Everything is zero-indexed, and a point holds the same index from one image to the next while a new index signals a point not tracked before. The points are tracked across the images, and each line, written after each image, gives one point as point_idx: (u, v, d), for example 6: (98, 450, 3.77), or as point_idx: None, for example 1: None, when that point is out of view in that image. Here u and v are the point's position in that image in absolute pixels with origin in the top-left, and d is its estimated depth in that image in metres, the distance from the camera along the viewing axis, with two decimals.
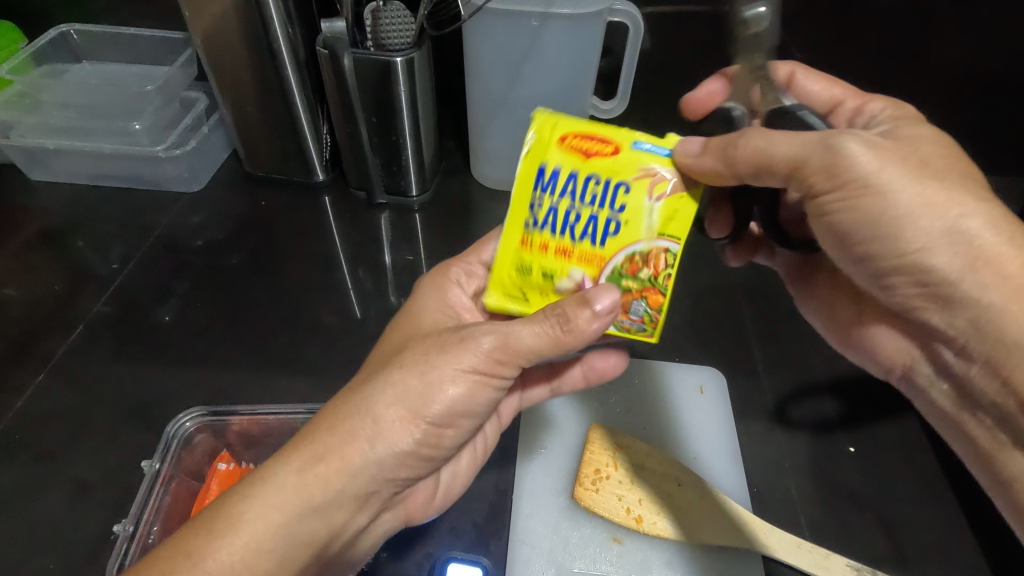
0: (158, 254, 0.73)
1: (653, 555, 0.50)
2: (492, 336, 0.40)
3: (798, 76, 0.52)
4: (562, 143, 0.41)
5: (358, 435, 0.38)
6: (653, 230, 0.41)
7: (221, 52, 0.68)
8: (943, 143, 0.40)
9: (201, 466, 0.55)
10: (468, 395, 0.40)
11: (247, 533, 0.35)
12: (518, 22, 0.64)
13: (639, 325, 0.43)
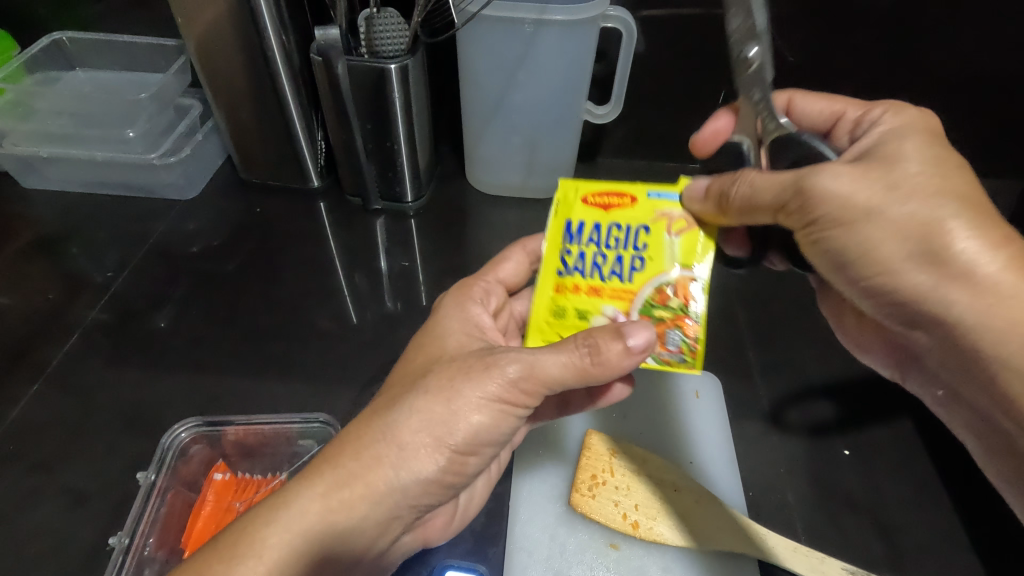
0: (153, 261, 0.73)
1: (650, 560, 0.50)
2: (518, 361, 0.39)
3: (797, 101, 0.53)
4: (582, 201, 0.46)
5: (385, 462, 0.38)
6: (676, 263, 0.45)
7: (215, 59, 0.68)
8: (929, 159, 0.39)
9: (198, 477, 0.55)
10: (494, 422, 0.40)
11: (269, 562, 0.35)
12: (512, 28, 0.64)
13: (679, 355, 0.44)
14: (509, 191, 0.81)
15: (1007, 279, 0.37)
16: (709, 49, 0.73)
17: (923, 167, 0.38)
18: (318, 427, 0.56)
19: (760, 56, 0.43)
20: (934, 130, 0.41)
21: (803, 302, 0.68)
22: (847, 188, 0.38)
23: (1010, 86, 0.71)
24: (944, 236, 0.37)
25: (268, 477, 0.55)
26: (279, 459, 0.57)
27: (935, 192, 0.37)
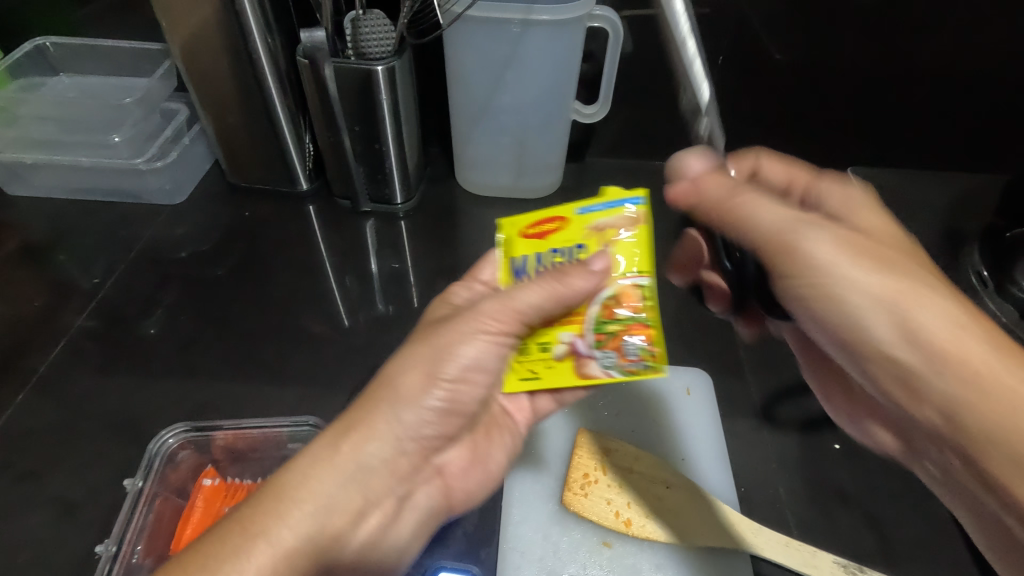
0: (141, 267, 0.73)
1: (643, 558, 0.50)
2: (496, 298, 0.44)
3: (761, 167, 0.54)
4: (521, 236, 0.50)
5: (391, 401, 0.41)
6: (614, 273, 0.45)
7: (200, 62, 0.67)
8: (881, 227, 0.43)
9: (186, 482, 0.55)
10: (485, 354, 0.44)
11: (301, 501, 0.37)
12: (499, 29, 0.64)
13: (639, 364, 0.43)
14: (499, 193, 0.81)
15: (995, 362, 0.35)
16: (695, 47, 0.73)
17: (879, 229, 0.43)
18: (308, 430, 0.56)
19: (711, 129, 0.52)
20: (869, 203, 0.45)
21: None
22: (821, 242, 0.40)
23: (992, 81, 0.71)
24: (934, 302, 0.37)
25: (259, 481, 0.55)
26: (268, 463, 0.56)
27: (896, 254, 0.40)
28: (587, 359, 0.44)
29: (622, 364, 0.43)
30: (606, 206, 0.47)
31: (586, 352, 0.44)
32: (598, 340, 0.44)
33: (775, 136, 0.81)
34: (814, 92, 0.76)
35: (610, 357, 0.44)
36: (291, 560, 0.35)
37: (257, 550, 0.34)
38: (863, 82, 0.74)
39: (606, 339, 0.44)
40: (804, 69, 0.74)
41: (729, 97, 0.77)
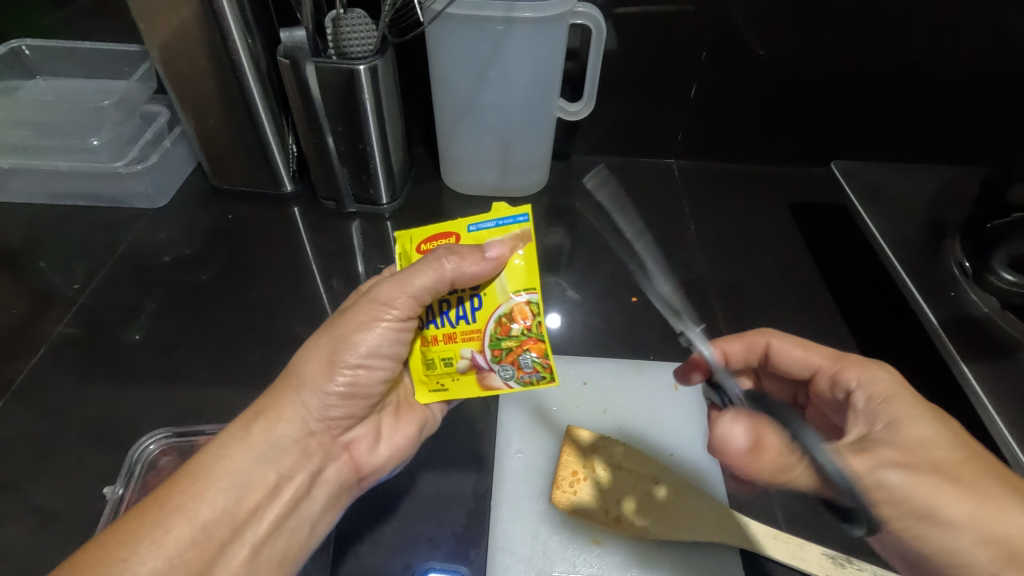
0: (123, 272, 0.72)
1: (634, 555, 0.50)
2: (392, 283, 0.43)
3: (775, 346, 0.51)
4: (419, 251, 0.47)
5: (290, 388, 0.43)
6: (505, 292, 0.45)
7: (180, 64, 0.66)
8: (935, 486, 0.36)
9: None
10: (382, 342, 0.44)
11: (215, 480, 0.39)
12: (482, 27, 0.64)
13: (533, 373, 0.45)
14: (485, 192, 0.81)
15: None
16: (678, 43, 0.73)
17: (956, 459, 0.38)
18: None
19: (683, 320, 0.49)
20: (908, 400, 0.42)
21: (776, 291, 0.69)
22: (951, 503, 0.36)
23: (972, 74, 0.72)
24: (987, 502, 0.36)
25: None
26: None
27: (1001, 494, 0.36)
28: (489, 371, 0.46)
29: (520, 376, 0.45)
30: (497, 224, 0.45)
31: (486, 365, 0.45)
32: (495, 354, 0.45)
33: (759, 132, 0.82)
34: (796, 87, 0.76)
35: (507, 369, 0.45)
36: (204, 531, 0.37)
37: (172, 522, 0.37)
38: (845, 78, 0.74)
39: (502, 353, 0.45)
40: (786, 65, 0.74)
41: (712, 94, 0.78)
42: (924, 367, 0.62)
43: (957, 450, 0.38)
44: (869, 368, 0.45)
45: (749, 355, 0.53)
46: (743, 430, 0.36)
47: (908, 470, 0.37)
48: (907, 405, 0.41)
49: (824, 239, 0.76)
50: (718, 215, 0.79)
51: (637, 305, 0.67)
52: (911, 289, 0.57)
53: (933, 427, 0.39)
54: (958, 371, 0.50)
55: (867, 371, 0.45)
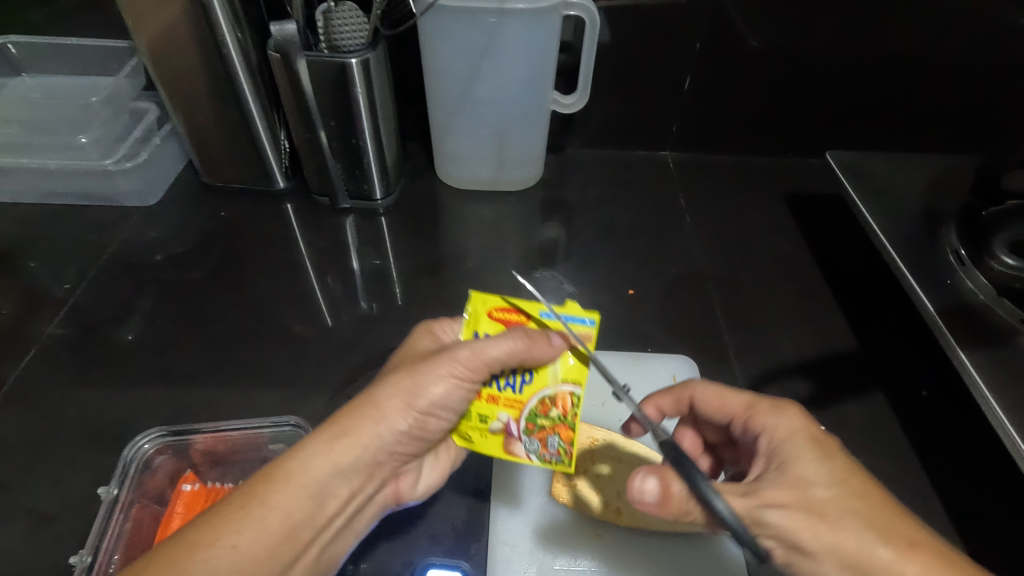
0: (114, 272, 0.71)
1: (633, 547, 0.49)
2: (466, 348, 0.41)
3: (698, 399, 0.47)
4: (485, 316, 0.46)
5: (377, 416, 0.40)
6: (558, 375, 0.44)
7: (169, 60, 0.66)
8: (804, 521, 0.34)
9: (164, 490, 0.53)
10: (453, 396, 0.41)
11: (299, 487, 0.37)
12: (475, 19, 0.63)
13: (555, 456, 0.44)
14: (480, 185, 0.80)
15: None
16: (671, 34, 0.73)
17: (833, 494, 0.35)
18: (290, 430, 0.54)
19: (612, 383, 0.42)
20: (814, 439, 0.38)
21: (773, 283, 0.69)
22: (815, 540, 0.34)
23: (965, 62, 0.72)
24: (850, 531, 0.33)
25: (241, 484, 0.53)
26: (249, 465, 0.55)
27: (863, 528, 0.33)
28: (515, 441, 0.44)
29: (542, 454, 0.44)
30: (567, 317, 0.45)
31: (516, 435, 0.44)
32: (528, 426, 0.44)
33: (753, 123, 0.82)
34: (790, 78, 0.76)
35: (532, 445, 0.44)
36: (285, 547, 0.36)
37: (260, 534, 0.35)
38: (838, 68, 0.74)
39: (534, 429, 0.44)
40: (780, 55, 0.74)
41: (705, 84, 0.78)
42: (918, 354, 0.62)
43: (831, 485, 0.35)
44: (780, 414, 0.41)
45: (677, 406, 0.49)
46: (649, 482, 0.38)
47: (786, 506, 0.35)
48: (797, 445, 0.38)
49: (820, 230, 0.76)
50: (714, 206, 0.79)
51: (634, 298, 0.67)
52: (908, 279, 0.57)
53: (816, 462, 0.36)
54: (956, 359, 0.50)
55: (777, 416, 0.40)
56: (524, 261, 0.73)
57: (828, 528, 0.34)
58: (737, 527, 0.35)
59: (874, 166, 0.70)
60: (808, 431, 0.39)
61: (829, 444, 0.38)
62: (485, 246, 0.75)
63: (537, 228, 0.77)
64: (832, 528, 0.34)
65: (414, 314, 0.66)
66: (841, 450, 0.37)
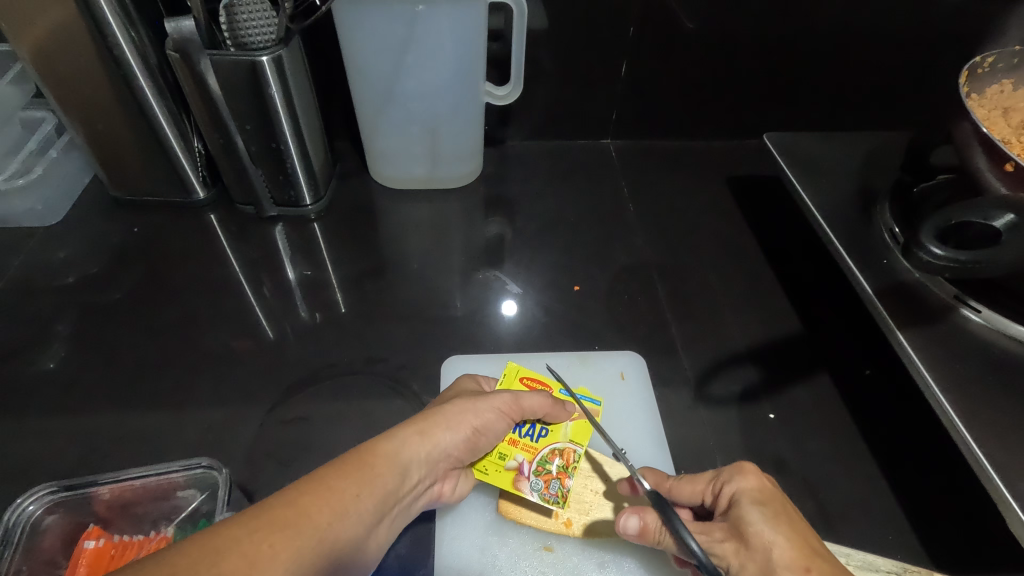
0: (16, 298, 0.64)
1: (586, 558, 0.47)
2: (509, 393, 0.47)
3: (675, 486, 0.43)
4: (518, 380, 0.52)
5: (450, 421, 0.43)
6: (569, 433, 0.50)
7: (56, 65, 0.59)
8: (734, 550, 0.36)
9: (59, 553, 0.45)
10: (498, 424, 0.46)
11: (393, 463, 0.39)
12: (395, 10, 0.59)
13: (554, 496, 0.47)
14: (418, 183, 0.77)
15: None
16: (604, 18, 0.70)
17: (760, 527, 0.36)
18: (201, 473, 0.47)
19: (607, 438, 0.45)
20: (761, 498, 0.37)
21: (718, 269, 0.68)
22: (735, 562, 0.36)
23: (891, 39, 0.72)
24: (761, 558, 0.34)
25: (152, 534, 0.47)
26: (158, 514, 0.48)
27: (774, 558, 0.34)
28: (524, 478, 0.48)
29: (544, 493, 0.47)
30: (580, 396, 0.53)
31: (525, 472, 0.48)
32: (538, 468, 0.48)
33: (691, 107, 0.81)
34: (725, 60, 0.75)
35: (536, 483, 0.47)
36: (379, 515, 0.37)
37: (370, 495, 0.36)
38: (772, 48, 0.74)
39: (542, 470, 0.48)
40: (714, 37, 0.72)
41: (641, 70, 0.76)
42: (861, 338, 0.62)
43: (755, 525, 0.36)
44: (737, 474, 0.39)
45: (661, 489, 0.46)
46: (631, 520, 0.40)
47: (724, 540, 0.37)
48: (743, 497, 0.38)
49: (761, 213, 0.76)
50: (657, 193, 0.78)
51: (581, 293, 0.66)
52: (845, 260, 0.57)
53: (753, 506, 0.37)
54: (895, 340, 0.51)
55: (734, 477, 0.39)
56: (467, 261, 0.70)
57: (751, 553, 0.35)
58: (703, 558, 0.36)
59: (809, 146, 0.70)
60: (764, 489, 0.38)
61: (780, 501, 0.38)
62: (427, 247, 0.71)
63: (480, 225, 0.74)
64: (754, 551, 0.35)
65: (354, 322, 0.63)
66: (784, 501, 0.37)
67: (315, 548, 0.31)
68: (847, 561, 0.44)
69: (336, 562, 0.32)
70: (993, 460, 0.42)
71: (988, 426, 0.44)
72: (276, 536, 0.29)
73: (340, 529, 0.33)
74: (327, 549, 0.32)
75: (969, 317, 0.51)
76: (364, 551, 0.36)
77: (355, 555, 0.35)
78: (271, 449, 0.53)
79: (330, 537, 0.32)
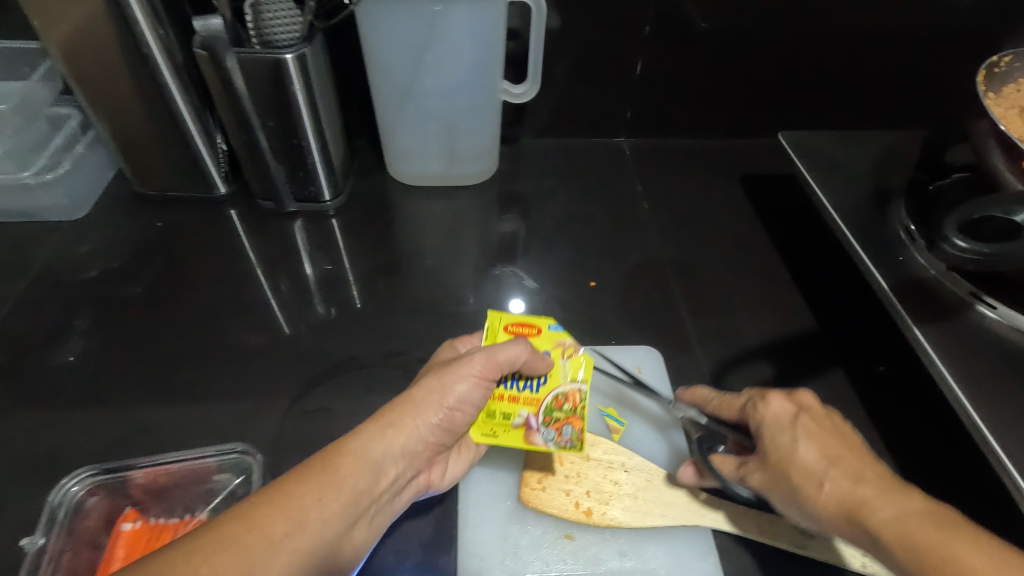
0: (42, 292, 0.66)
1: (607, 547, 0.47)
2: (480, 353, 0.46)
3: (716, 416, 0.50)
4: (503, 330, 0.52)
5: (419, 409, 0.43)
6: (568, 377, 0.50)
7: (84, 62, 0.61)
8: (764, 473, 0.43)
9: (99, 533, 0.50)
10: (474, 393, 0.45)
11: (359, 460, 0.39)
12: (415, 9, 0.61)
13: (569, 441, 0.47)
14: (434, 180, 0.78)
15: (838, 507, 0.38)
16: (619, 18, 0.71)
17: (783, 452, 0.42)
18: (235, 457, 0.52)
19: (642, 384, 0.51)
20: (784, 424, 0.43)
21: (731, 267, 0.69)
22: (765, 480, 0.42)
23: (903, 39, 0.73)
24: (786, 476, 0.41)
25: (186, 517, 0.52)
26: (193, 498, 0.52)
27: (795, 476, 0.40)
28: (534, 432, 0.47)
29: (559, 441, 0.47)
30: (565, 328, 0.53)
31: (535, 426, 0.48)
32: (546, 419, 0.48)
33: (705, 106, 0.81)
34: (739, 59, 0.76)
35: (549, 434, 0.47)
36: (351, 516, 0.38)
37: (337, 497, 0.37)
38: (785, 48, 0.75)
39: (551, 420, 0.48)
40: (727, 37, 0.73)
41: (656, 69, 0.77)
42: (876, 335, 0.62)
43: (782, 452, 0.42)
44: (763, 407, 0.45)
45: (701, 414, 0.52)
46: (688, 471, 0.48)
47: (755, 465, 0.43)
48: (770, 426, 0.43)
49: (774, 211, 0.76)
50: (671, 192, 0.79)
51: (596, 289, 0.67)
52: (860, 256, 0.57)
53: (779, 433, 0.43)
54: (911, 336, 0.51)
55: (762, 409, 0.45)
56: (482, 257, 0.71)
57: (778, 474, 0.41)
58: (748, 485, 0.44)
59: (824, 145, 0.70)
60: (793, 415, 0.43)
61: (801, 423, 0.42)
62: (443, 243, 0.72)
63: (495, 221, 0.75)
64: (779, 473, 0.41)
65: (371, 316, 0.64)
66: (805, 421, 0.43)
67: (269, 560, 0.32)
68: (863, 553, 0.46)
69: (303, 567, 0.34)
70: (1008, 452, 0.43)
71: (1002, 419, 0.45)
72: (217, 555, 0.31)
73: (299, 538, 0.34)
74: (285, 560, 0.33)
75: (984, 313, 0.52)
76: (342, 553, 0.38)
77: (331, 556, 0.37)
78: (293, 440, 0.54)
79: (286, 547, 0.33)
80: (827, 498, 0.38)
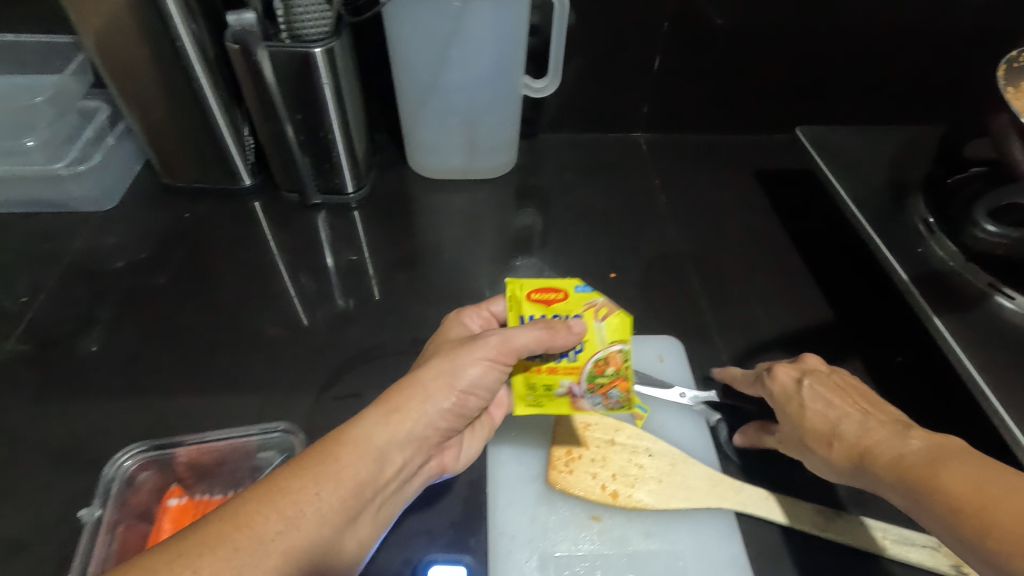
0: (74, 281, 0.67)
1: (633, 528, 0.49)
2: (496, 337, 0.46)
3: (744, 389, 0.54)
4: (526, 300, 0.51)
5: (426, 395, 0.43)
6: (605, 341, 0.49)
7: (117, 56, 0.62)
8: (788, 443, 0.47)
9: (149, 506, 0.51)
10: (487, 376, 0.46)
11: (362, 449, 0.40)
12: (440, 5, 0.62)
13: (617, 404, 0.48)
14: (454, 173, 0.79)
15: (848, 461, 0.42)
16: (639, 14, 0.72)
17: (793, 422, 0.46)
18: (280, 436, 0.53)
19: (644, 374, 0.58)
20: (788, 393, 0.47)
21: (748, 260, 0.70)
22: (791, 448, 0.47)
23: (919, 35, 0.74)
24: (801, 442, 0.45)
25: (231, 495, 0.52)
26: (237, 475, 0.53)
27: (807, 442, 0.45)
28: (580, 399, 0.48)
29: (607, 405, 0.47)
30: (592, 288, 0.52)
31: (580, 393, 0.48)
32: (589, 386, 0.48)
33: (721, 102, 0.82)
34: (756, 55, 0.77)
35: (597, 399, 0.48)
36: (351, 508, 0.39)
37: (336, 489, 0.38)
38: (802, 45, 0.75)
39: (596, 386, 0.48)
40: (745, 33, 0.74)
41: (674, 65, 0.78)
42: (892, 325, 0.63)
43: (794, 420, 0.46)
44: (769, 379, 0.49)
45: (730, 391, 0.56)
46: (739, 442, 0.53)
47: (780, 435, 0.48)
48: (778, 398, 0.47)
49: (790, 205, 0.77)
50: (688, 186, 0.80)
51: (616, 281, 0.68)
52: (880, 248, 0.58)
53: (787, 404, 0.47)
54: (931, 326, 0.52)
55: (768, 382, 0.49)
56: (503, 249, 0.72)
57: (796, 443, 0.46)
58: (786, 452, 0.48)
59: (841, 139, 0.71)
60: (797, 382, 0.47)
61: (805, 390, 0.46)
62: (464, 235, 0.74)
63: (514, 215, 0.76)
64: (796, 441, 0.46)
65: (395, 306, 0.65)
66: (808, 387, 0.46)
67: (258, 559, 0.33)
68: (885, 535, 0.47)
69: (296, 563, 0.35)
70: None
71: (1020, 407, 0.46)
72: (202, 559, 0.32)
73: (291, 536, 0.35)
74: (276, 559, 0.34)
75: (1003, 304, 0.54)
76: (343, 548, 0.39)
77: (331, 550, 0.38)
78: (323, 425, 0.55)
79: (276, 546, 0.34)
80: (838, 457, 0.42)
